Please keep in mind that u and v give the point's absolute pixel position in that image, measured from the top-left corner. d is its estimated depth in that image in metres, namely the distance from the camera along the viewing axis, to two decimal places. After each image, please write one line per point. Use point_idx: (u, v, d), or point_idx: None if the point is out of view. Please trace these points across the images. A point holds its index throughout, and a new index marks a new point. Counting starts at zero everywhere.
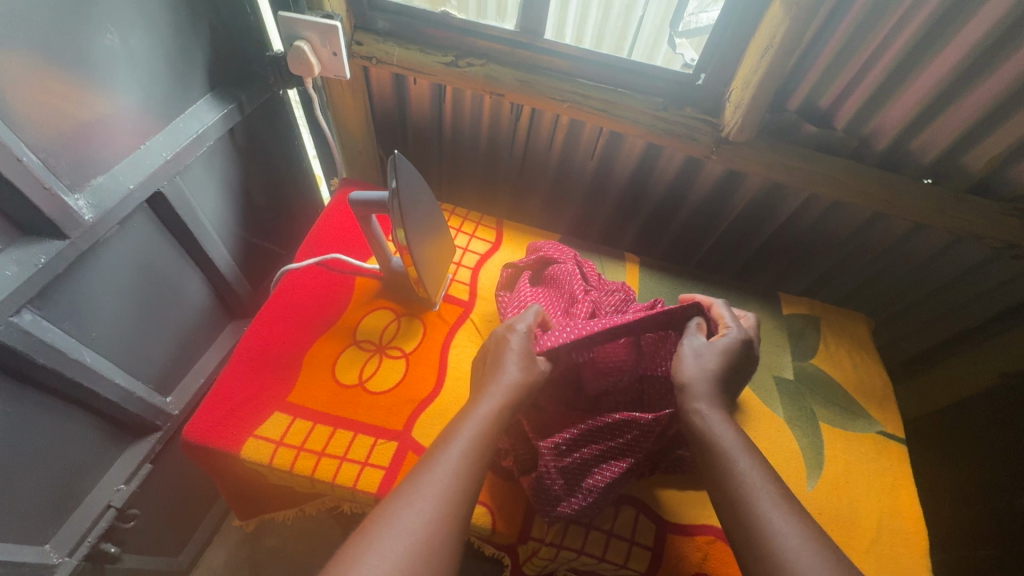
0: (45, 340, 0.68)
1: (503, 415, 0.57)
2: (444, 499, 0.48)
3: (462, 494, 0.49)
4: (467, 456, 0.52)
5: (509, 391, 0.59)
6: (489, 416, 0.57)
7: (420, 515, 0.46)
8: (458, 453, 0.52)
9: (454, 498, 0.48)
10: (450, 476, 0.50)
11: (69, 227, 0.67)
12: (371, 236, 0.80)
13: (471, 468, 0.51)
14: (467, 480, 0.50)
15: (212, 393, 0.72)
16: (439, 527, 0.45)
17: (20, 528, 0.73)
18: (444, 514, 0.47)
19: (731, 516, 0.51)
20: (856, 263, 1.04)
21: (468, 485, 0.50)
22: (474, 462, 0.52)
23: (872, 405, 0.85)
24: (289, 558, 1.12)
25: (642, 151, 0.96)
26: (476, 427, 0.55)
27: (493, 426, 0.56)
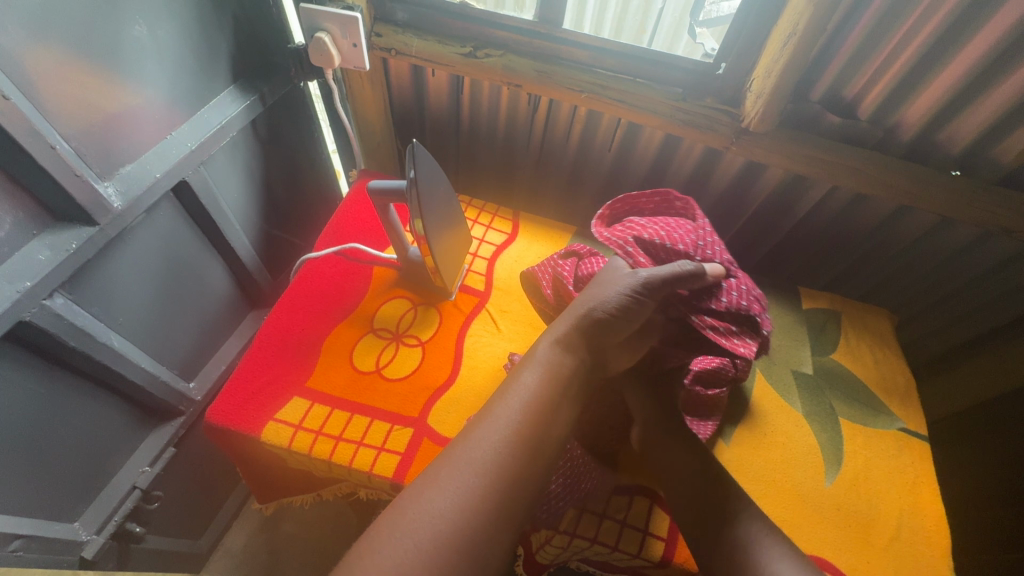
0: (76, 323, 0.70)
1: (543, 393, 0.53)
2: (475, 487, 0.45)
3: (499, 480, 0.46)
4: (505, 434, 0.49)
5: (547, 364, 0.56)
6: (530, 389, 0.53)
7: (444, 505, 0.44)
8: (493, 436, 0.49)
9: (486, 487, 0.45)
10: (485, 456, 0.47)
11: (98, 214, 0.69)
12: (389, 225, 0.81)
13: (507, 451, 0.48)
14: (504, 466, 0.47)
15: (233, 378, 0.74)
16: (469, 516, 0.43)
17: (51, 506, 0.75)
18: (472, 507, 0.44)
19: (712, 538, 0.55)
20: (879, 257, 1.02)
21: (503, 473, 0.46)
22: (510, 446, 0.48)
23: (894, 401, 0.83)
24: (307, 542, 1.14)
25: (661, 143, 0.95)
26: (517, 402, 0.51)
27: (536, 400, 0.52)
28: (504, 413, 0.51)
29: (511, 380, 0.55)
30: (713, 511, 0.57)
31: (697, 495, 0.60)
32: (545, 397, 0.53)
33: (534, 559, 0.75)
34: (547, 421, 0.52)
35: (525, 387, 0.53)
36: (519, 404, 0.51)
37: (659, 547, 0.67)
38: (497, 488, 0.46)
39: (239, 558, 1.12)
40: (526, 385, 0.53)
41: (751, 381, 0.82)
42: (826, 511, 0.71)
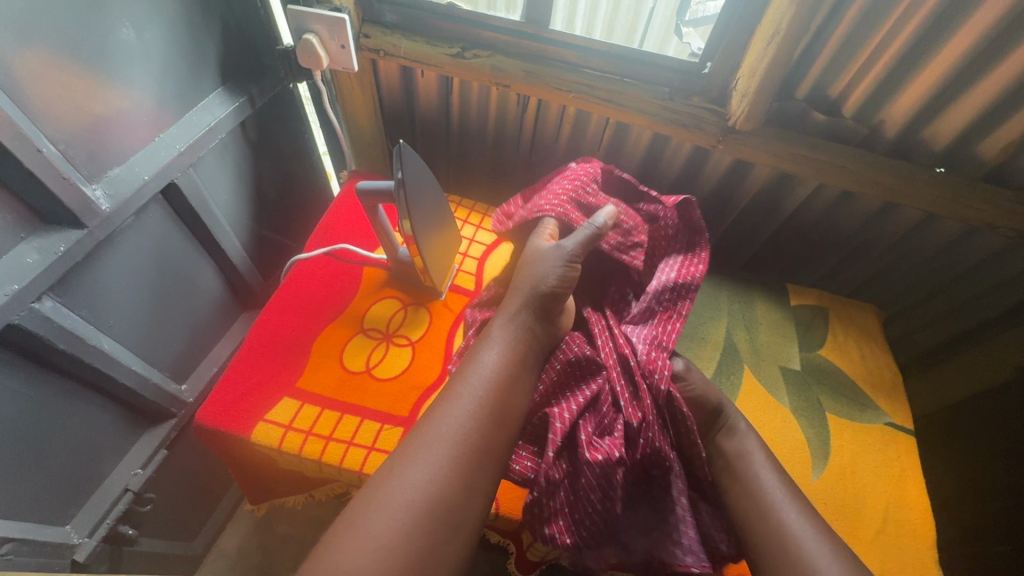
0: (65, 326, 0.70)
1: (507, 368, 0.58)
2: (444, 459, 0.49)
3: (468, 448, 0.50)
4: (474, 406, 0.53)
5: (505, 341, 0.60)
6: (493, 366, 0.57)
7: (417, 476, 0.47)
8: (461, 410, 0.53)
9: (456, 456, 0.49)
10: (456, 428, 0.51)
11: (86, 217, 0.69)
12: (377, 224, 0.81)
13: (476, 423, 0.52)
14: (468, 436, 0.51)
15: (224, 379, 0.74)
16: (443, 481, 0.48)
17: (42, 509, 0.76)
18: (441, 476, 0.48)
19: (754, 520, 0.59)
20: (868, 255, 1.03)
21: (468, 443, 0.50)
22: (475, 420, 0.52)
23: (880, 396, 0.84)
24: (301, 544, 1.14)
25: (649, 142, 0.95)
26: (480, 378, 0.55)
27: (500, 376, 0.57)
28: (468, 389, 0.54)
29: (475, 356, 0.59)
30: (752, 501, 0.61)
31: (740, 482, 0.63)
32: (507, 371, 0.57)
33: (525, 556, 0.76)
34: (505, 393, 0.56)
35: (485, 364, 0.57)
36: (481, 379, 0.56)
37: None
38: (462, 456, 0.49)
39: (233, 560, 1.12)
40: (486, 363, 0.57)
41: (739, 379, 0.83)
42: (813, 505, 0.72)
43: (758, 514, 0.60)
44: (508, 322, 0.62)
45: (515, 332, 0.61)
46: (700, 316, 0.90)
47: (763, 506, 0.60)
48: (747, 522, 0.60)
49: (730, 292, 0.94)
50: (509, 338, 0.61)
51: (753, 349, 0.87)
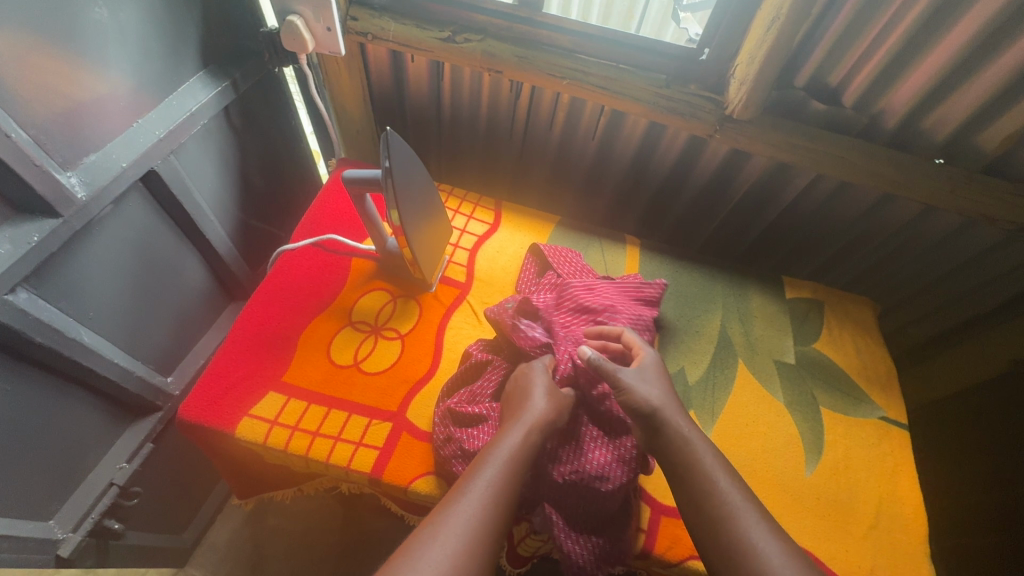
0: (42, 319, 0.68)
1: (524, 455, 0.56)
2: (458, 553, 0.45)
3: (483, 536, 0.47)
4: (491, 490, 0.51)
5: (527, 430, 0.58)
6: (514, 450, 0.56)
7: (435, 565, 0.43)
8: (478, 497, 0.50)
9: (472, 541, 0.46)
10: (473, 515, 0.48)
11: (62, 205, 0.67)
12: (365, 214, 0.79)
13: (492, 511, 0.49)
14: (490, 529, 0.48)
15: (208, 371, 0.72)
16: (464, 568, 0.44)
17: (23, 504, 0.74)
18: (464, 568, 0.44)
19: (715, 548, 0.50)
20: (863, 248, 1.02)
21: (489, 535, 0.48)
22: (496, 510, 0.50)
23: (875, 390, 0.84)
24: (293, 536, 1.14)
25: (644, 131, 0.93)
26: (500, 464, 0.54)
27: (519, 461, 0.55)
28: (486, 477, 0.52)
29: (495, 440, 0.57)
30: (710, 522, 0.52)
31: (695, 500, 0.54)
32: (524, 461, 0.55)
33: (515, 551, 0.75)
34: (522, 485, 0.54)
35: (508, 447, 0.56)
36: (503, 464, 0.54)
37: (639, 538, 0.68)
38: (486, 550, 0.47)
39: (224, 553, 1.11)
40: (501, 455, 0.55)
41: (733, 373, 0.82)
42: (806, 500, 0.71)
43: (717, 536, 0.51)
44: (524, 430, 0.58)
45: (542, 430, 0.59)
46: (694, 308, 0.88)
47: (724, 528, 0.51)
48: (707, 542, 0.51)
49: (724, 284, 0.93)
50: (533, 432, 0.58)
51: (747, 342, 0.86)
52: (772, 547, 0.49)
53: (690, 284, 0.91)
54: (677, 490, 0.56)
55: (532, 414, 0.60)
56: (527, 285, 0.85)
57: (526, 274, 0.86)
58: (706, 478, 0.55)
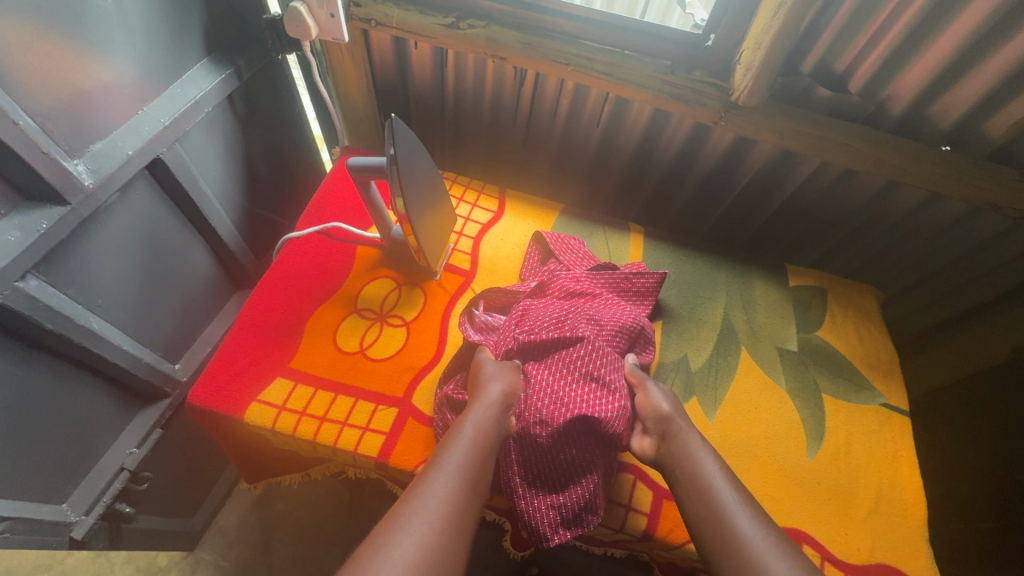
0: (51, 305, 0.69)
1: (483, 442, 0.57)
2: (425, 531, 0.46)
3: (448, 517, 0.48)
4: (454, 475, 0.52)
5: (479, 417, 0.59)
6: (472, 437, 0.57)
7: (403, 545, 0.44)
8: (442, 482, 0.51)
9: (439, 520, 0.47)
10: (438, 497, 0.49)
11: (69, 193, 0.67)
12: (370, 202, 0.79)
13: (456, 493, 0.50)
14: (454, 510, 0.49)
15: (217, 357, 0.73)
16: (431, 545, 0.45)
17: (37, 487, 0.75)
18: (432, 546, 0.45)
19: (714, 546, 0.51)
20: (867, 236, 1.02)
21: (455, 516, 0.49)
22: (457, 493, 0.51)
23: (877, 377, 0.84)
24: (300, 520, 1.15)
25: (649, 118, 0.93)
26: (462, 451, 0.55)
27: (479, 447, 0.56)
28: (444, 463, 0.53)
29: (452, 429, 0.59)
30: (709, 522, 0.53)
31: (695, 503, 0.56)
32: (484, 448, 0.57)
33: (520, 534, 0.76)
34: (484, 470, 0.55)
35: (467, 435, 0.57)
36: (460, 450, 0.55)
37: (641, 522, 0.69)
38: (453, 529, 0.47)
39: (233, 536, 1.13)
40: (459, 443, 0.56)
41: (736, 360, 0.82)
42: (807, 485, 0.72)
43: (716, 534, 0.52)
44: (480, 416, 0.59)
45: (497, 414, 0.61)
46: (698, 296, 0.89)
47: (720, 526, 0.52)
48: (706, 542, 0.53)
49: (728, 272, 0.93)
50: (487, 418, 0.60)
51: (750, 330, 0.86)
52: (765, 540, 0.50)
53: (694, 272, 0.92)
54: (676, 485, 0.59)
55: (488, 399, 0.62)
56: (530, 271, 0.86)
57: (529, 259, 0.88)
58: (704, 476, 0.57)
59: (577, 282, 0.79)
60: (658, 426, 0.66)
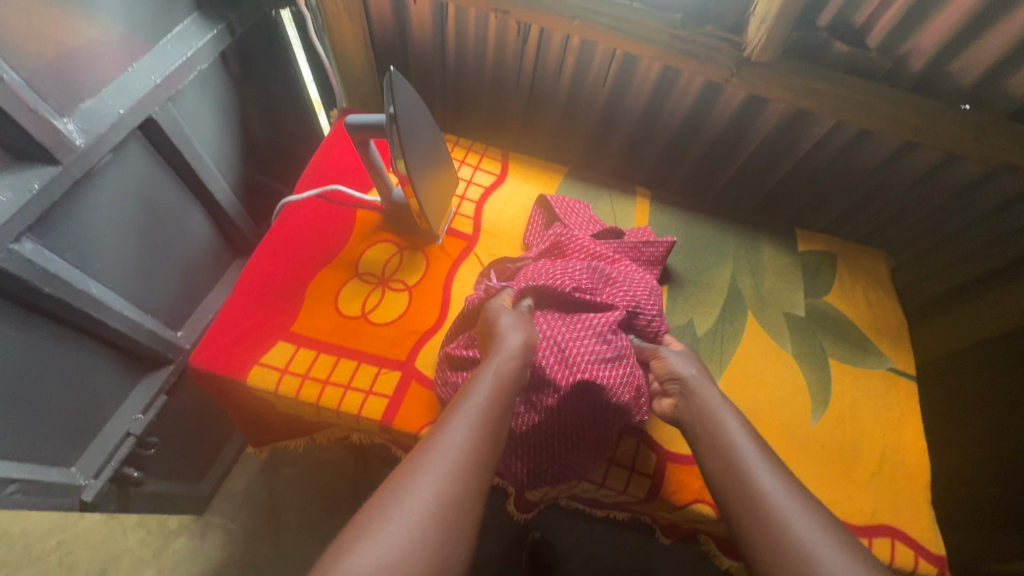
0: (49, 269, 0.68)
1: (504, 390, 0.56)
2: (444, 480, 0.46)
3: (469, 467, 0.48)
4: (475, 424, 0.51)
5: (502, 368, 0.57)
6: (492, 386, 0.55)
7: (421, 497, 0.44)
8: (461, 431, 0.50)
9: (459, 471, 0.47)
10: (458, 446, 0.49)
11: (60, 152, 0.65)
12: (370, 163, 0.77)
13: (477, 442, 0.50)
14: (473, 460, 0.48)
15: (217, 321, 0.72)
16: (452, 495, 0.45)
17: (44, 450, 0.76)
18: (451, 496, 0.45)
19: (734, 502, 0.51)
20: (880, 200, 1.00)
21: (475, 466, 0.48)
22: (478, 445, 0.50)
23: (884, 342, 0.83)
24: (307, 485, 1.17)
25: (657, 76, 0.90)
26: (481, 399, 0.54)
27: (499, 395, 0.55)
28: (465, 413, 0.52)
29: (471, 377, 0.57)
30: (730, 478, 0.53)
31: (716, 459, 0.55)
32: (504, 396, 0.55)
33: (524, 496, 0.77)
34: (505, 419, 0.54)
35: (486, 382, 0.56)
36: (481, 399, 0.54)
37: (644, 484, 0.69)
38: (473, 479, 0.47)
39: (241, 500, 1.15)
40: (481, 393, 0.55)
41: (743, 325, 0.81)
42: (811, 448, 0.72)
43: (737, 491, 0.51)
44: (500, 366, 0.57)
45: (519, 366, 0.58)
46: (705, 261, 0.87)
47: (739, 483, 0.52)
48: (725, 498, 0.52)
49: (736, 236, 0.91)
50: (509, 367, 0.58)
51: (757, 295, 0.85)
52: (786, 499, 0.49)
53: (701, 236, 0.90)
54: (697, 444, 0.58)
55: (509, 350, 0.59)
56: (535, 237, 0.84)
57: (533, 224, 0.86)
58: (725, 435, 0.57)
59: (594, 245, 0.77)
60: (679, 386, 0.65)
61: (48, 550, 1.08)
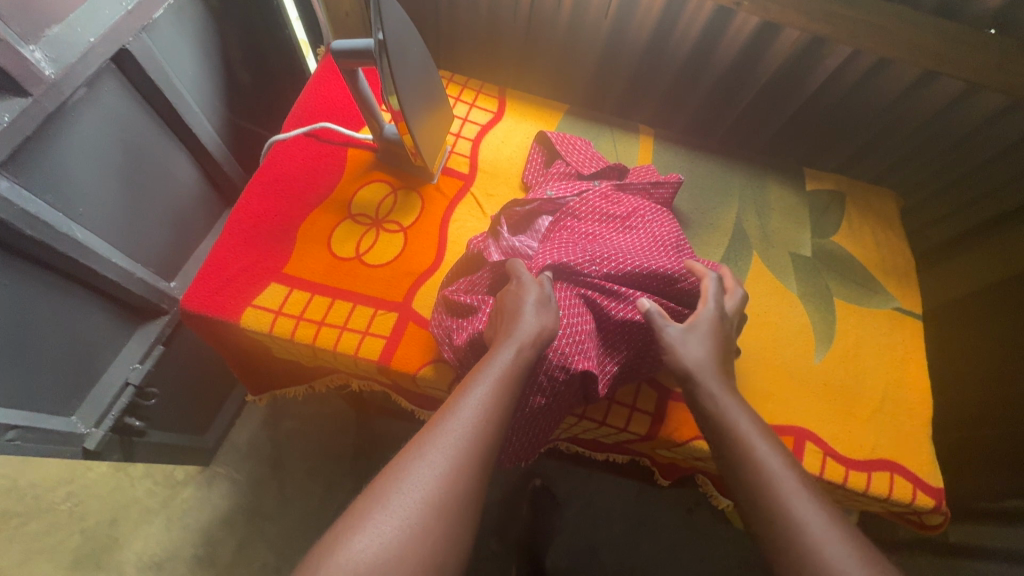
0: (28, 210, 0.65)
1: (520, 370, 0.50)
2: (449, 470, 0.41)
3: (476, 455, 0.43)
4: (486, 407, 0.46)
5: (520, 346, 0.52)
6: (507, 365, 0.50)
7: (419, 484, 0.40)
8: (470, 414, 0.45)
9: (467, 459, 0.42)
10: (466, 431, 0.44)
11: (30, 83, 0.61)
12: (360, 97, 0.73)
13: (488, 427, 0.45)
14: (481, 449, 0.43)
15: (207, 262, 0.70)
16: (456, 487, 0.41)
17: (41, 399, 0.75)
18: (453, 487, 0.41)
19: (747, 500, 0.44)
20: (894, 138, 0.96)
21: (481, 454, 0.43)
22: (489, 433, 0.44)
23: (891, 282, 0.81)
24: (310, 436, 1.18)
25: (664, 4, 0.85)
26: (494, 381, 0.48)
27: (513, 376, 0.49)
28: (477, 394, 0.47)
29: (487, 355, 0.51)
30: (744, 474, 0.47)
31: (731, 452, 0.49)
32: (518, 379, 0.50)
33: None
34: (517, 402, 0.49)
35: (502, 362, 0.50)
36: (494, 377, 0.48)
37: (644, 424, 0.69)
38: (477, 468, 0.42)
39: (246, 452, 1.16)
40: (497, 371, 0.49)
41: (748, 266, 0.79)
42: (813, 386, 0.71)
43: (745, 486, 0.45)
44: (518, 347, 0.52)
45: (537, 348, 0.53)
46: (710, 201, 0.84)
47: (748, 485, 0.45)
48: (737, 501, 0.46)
49: (742, 175, 0.88)
50: (525, 349, 0.52)
51: (763, 235, 0.82)
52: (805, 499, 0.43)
53: (707, 176, 0.87)
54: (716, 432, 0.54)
55: (530, 328, 0.54)
56: (534, 175, 0.81)
57: (531, 161, 0.82)
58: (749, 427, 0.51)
59: (610, 202, 0.73)
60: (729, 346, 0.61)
61: (57, 500, 1.09)
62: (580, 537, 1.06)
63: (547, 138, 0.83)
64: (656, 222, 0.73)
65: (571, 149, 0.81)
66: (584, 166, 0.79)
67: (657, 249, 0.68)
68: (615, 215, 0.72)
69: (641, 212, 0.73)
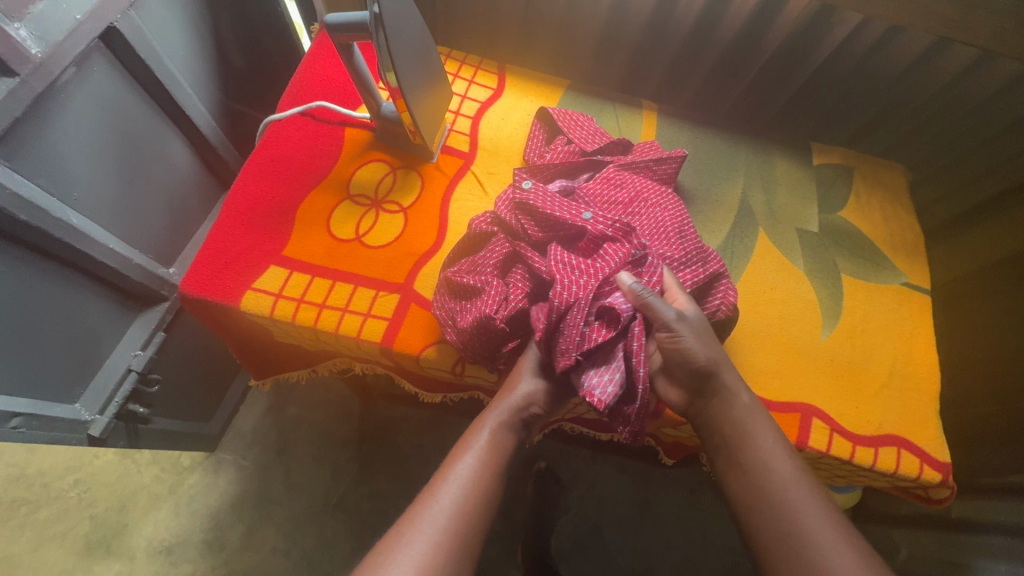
0: (22, 195, 0.64)
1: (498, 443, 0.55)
2: (430, 549, 0.46)
3: (457, 532, 0.48)
4: (465, 486, 0.51)
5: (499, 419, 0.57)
6: (486, 441, 0.55)
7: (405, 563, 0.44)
8: (450, 494, 0.50)
9: (448, 537, 0.47)
10: (446, 509, 0.49)
11: (15, 62, 0.59)
12: (356, 73, 0.71)
13: (466, 503, 0.50)
14: (460, 527, 0.48)
15: (206, 246, 0.69)
16: (436, 563, 0.45)
17: (44, 387, 0.75)
18: (436, 564, 0.45)
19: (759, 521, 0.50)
20: (904, 110, 0.94)
21: (462, 531, 0.48)
22: (469, 509, 0.49)
23: (900, 257, 0.80)
24: (315, 421, 1.18)
25: None
26: (472, 458, 0.53)
27: (492, 453, 0.54)
28: (457, 473, 0.52)
29: (468, 432, 0.57)
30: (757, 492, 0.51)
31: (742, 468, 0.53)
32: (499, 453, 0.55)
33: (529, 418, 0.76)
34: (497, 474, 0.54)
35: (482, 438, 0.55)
36: (477, 451, 0.54)
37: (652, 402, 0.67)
38: (456, 544, 0.47)
39: (251, 438, 1.16)
40: (476, 447, 0.54)
41: (754, 243, 0.78)
42: (820, 362, 0.71)
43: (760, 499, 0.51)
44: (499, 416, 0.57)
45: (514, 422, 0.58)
46: (715, 177, 0.83)
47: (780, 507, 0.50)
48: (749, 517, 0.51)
49: (747, 151, 0.86)
50: (502, 419, 0.57)
51: (769, 211, 0.81)
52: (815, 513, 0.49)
53: (712, 151, 0.85)
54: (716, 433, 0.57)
55: (513, 394, 0.59)
56: (535, 151, 0.79)
57: (533, 138, 0.80)
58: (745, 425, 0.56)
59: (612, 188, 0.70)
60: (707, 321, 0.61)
61: (66, 488, 1.10)
62: (586, 518, 1.06)
63: (551, 112, 0.80)
64: (662, 206, 0.70)
65: (572, 124, 0.79)
66: (587, 142, 0.77)
67: (662, 239, 0.66)
68: (621, 200, 0.69)
69: (646, 195, 0.70)
